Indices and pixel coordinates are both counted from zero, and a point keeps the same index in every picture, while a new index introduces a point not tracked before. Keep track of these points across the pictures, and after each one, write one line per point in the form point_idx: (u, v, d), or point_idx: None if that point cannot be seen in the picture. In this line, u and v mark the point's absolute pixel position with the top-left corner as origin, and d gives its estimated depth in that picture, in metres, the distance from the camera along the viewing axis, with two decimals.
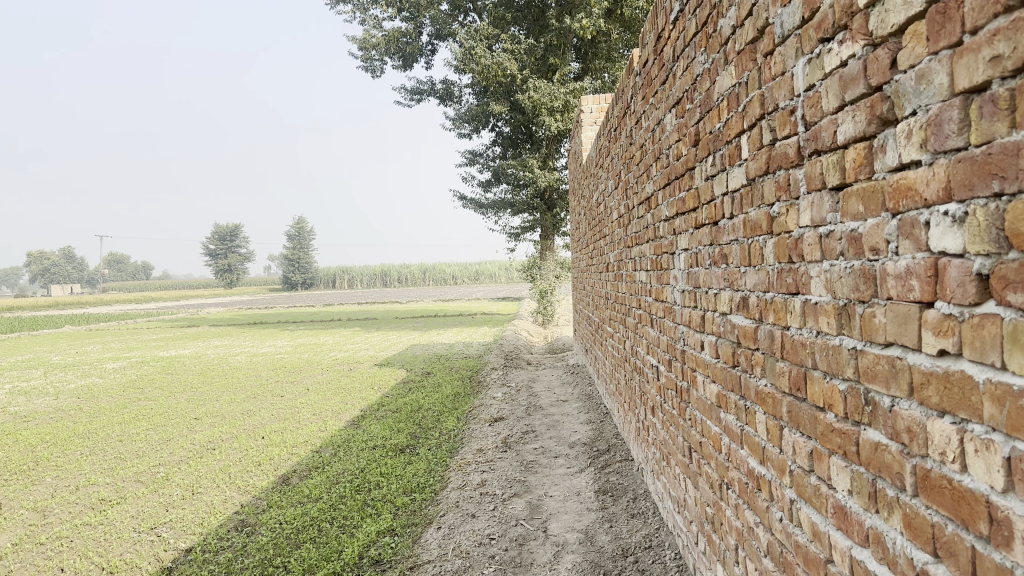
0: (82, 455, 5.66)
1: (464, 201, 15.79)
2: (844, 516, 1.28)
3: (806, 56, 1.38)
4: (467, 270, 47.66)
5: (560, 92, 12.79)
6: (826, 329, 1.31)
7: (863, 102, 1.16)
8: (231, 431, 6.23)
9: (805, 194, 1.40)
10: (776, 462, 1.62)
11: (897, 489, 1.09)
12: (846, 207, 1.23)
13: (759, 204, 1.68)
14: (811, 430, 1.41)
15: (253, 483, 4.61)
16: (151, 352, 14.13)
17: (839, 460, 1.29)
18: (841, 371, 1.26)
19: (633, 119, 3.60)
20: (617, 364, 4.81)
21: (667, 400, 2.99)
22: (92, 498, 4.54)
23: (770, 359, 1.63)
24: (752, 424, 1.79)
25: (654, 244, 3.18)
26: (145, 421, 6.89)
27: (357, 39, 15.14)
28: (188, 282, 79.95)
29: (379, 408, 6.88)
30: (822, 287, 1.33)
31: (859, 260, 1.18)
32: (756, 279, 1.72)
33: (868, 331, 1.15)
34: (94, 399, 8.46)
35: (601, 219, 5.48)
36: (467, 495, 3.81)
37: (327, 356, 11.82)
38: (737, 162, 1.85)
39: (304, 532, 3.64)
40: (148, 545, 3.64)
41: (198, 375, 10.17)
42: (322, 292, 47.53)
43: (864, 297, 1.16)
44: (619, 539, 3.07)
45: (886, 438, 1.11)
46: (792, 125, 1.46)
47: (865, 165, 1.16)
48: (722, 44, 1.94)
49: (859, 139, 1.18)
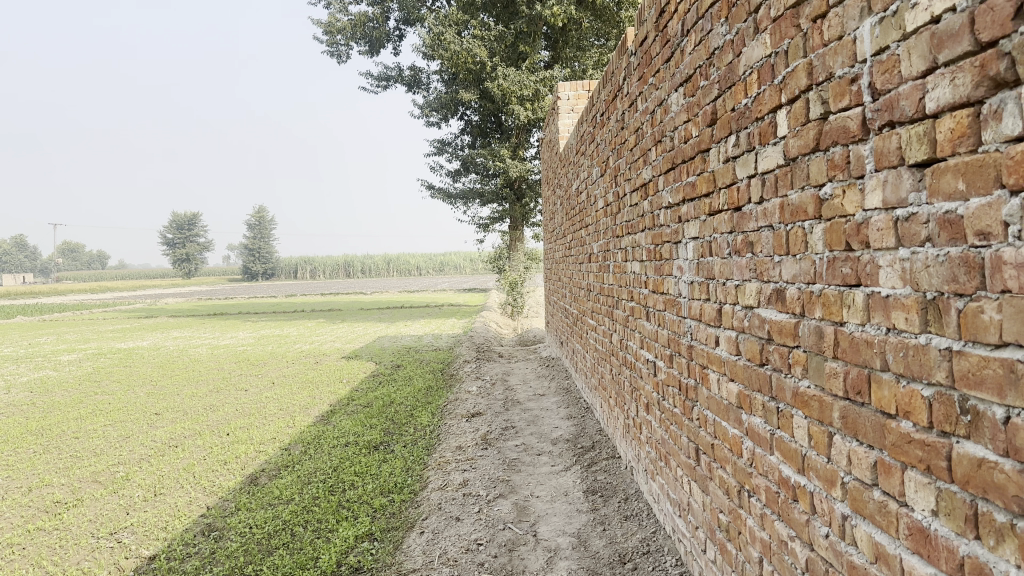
0: (34, 454, 5.36)
1: (433, 191, 15.55)
2: (924, 539, 1.12)
3: (877, 16, 1.21)
4: (431, 261, 47.34)
5: (529, 80, 12.60)
6: (904, 327, 1.15)
7: (966, 62, 0.99)
8: (194, 428, 5.96)
9: (872, 171, 1.24)
10: (822, 472, 1.47)
11: (1011, 515, 0.93)
12: (937, 185, 1.07)
13: (804, 186, 1.51)
14: (876, 440, 1.25)
15: (220, 483, 4.38)
16: (107, 343, 13.67)
17: (919, 476, 1.13)
18: (925, 374, 1.10)
19: (626, 102, 3.42)
20: (600, 357, 4.64)
21: (666, 398, 2.83)
22: (45, 500, 4.26)
23: (816, 358, 1.47)
24: (787, 429, 1.63)
25: (652, 233, 3.00)
26: (102, 417, 6.58)
27: (321, 23, 14.76)
28: (143, 273, 78.55)
29: (349, 403, 6.66)
30: (897, 279, 1.17)
31: (956, 247, 1.02)
32: (795, 270, 1.56)
33: (971, 329, 0.99)
34: (47, 393, 8.10)
35: (582, 209, 5.31)
36: (450, 496, 3.62)
37: (291, 349, 11.48)
38: (770, 141, 1.69)
39: (276, 537, 3.42)
40: (108, 552, 3.40)
41: (157, 368, 9.82)
42: (283, 282, 46.94)
43: (965, 290, 1.00)
44: (615, 544, 2.90)
45: (995, 454, 0.95)
46: (853, 95, 1.30)
47: (968, 136, 1.00)
48: (751, 11, 1.77)
49: (959, 106, 1.01)
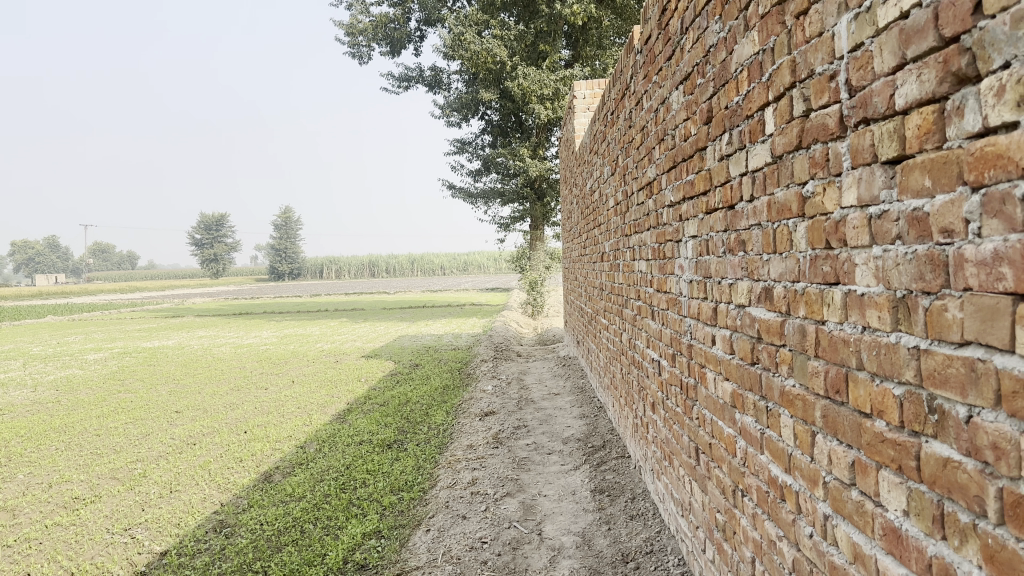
0: (56, 451, 5.46)
1: (453, 190, 15.60)
2: (896, 540, 1.11)
3: (852, 12, 1.21)
4: (455, 262, 47.49)
5: (549, 79, 12.58)
6: (876, 326, 1.14)
7: (932, 57, 0.98)
8: (212, 426, 6.03)
9: (849, 169, 1.23)
10: (806, 472, 1.46)
11: (973, 514, 0.92)
12: (906, 183, 1.06)
13: (788, 184, 1.50)
14: (852, 439, 1.24)
15: (234, 480, 4.43)
16: (132, 343, 13.87)
17: (891, 476, 1.12)
18: (896, 373, 1.09)
19: (633, 100, 3.41)
20: (611, 357, 4.63)
21: (669, 397, 2.82)
22: (64, 496, 4.34)
23: (800, 357, 1.46)
24: (775, 429, 1.62)
25: (656, 232, 2.99)
26: (123, 415, 6.68)
27: (343, 25, 14.86)
28: (170, 273, 79.58)
29: (366, 402, 6.70)
30: (871, 276, 1.16)
31: (923, 244, 1.01)
32: (782, 268, 1.55)
33: (937, 328, 0.98)
34: (72, 392, 8.24)
35: (595, 208, 5.29)
36: (458, 495, 3.63)
37: (313, 348, 11.57)
38: (759, 138, 1.68)
39: (286, 534, 3.46)
40: (122, 548, 3.45)
41: (180, 367, 9.96)
42: (309, 282, 47.35)
43: (931, 288, 1.00)
44: (619, 544, 2.89)
45: (958, 454, 0.95)
46: (832, 91, 1.29)
47: (934, 133, 0.99)
48: (741, 9, 1.76)
49: (925, 102, 1.00)
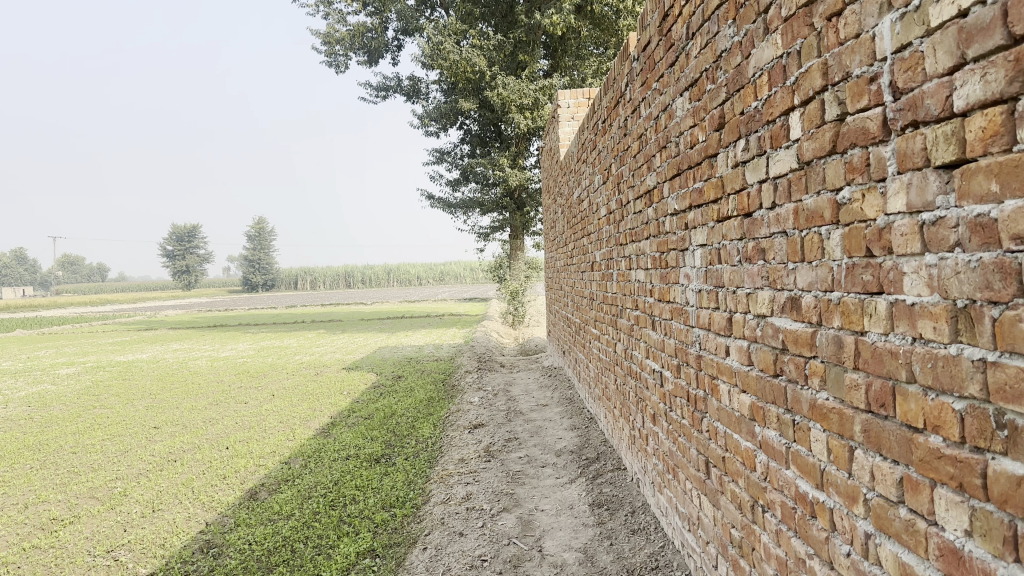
0: (31, 470, 5.29)
1: (432, 200, 15.52)
2: (957, 560, 1.06)
3: (897, 11, 1.16)
4: (432, 272, 47.37)
5: (529, 89, 12.57)
6: (931, 337, 1.10)
7: (999, 56, 0.94)
8: (193, 442, 5.89)
9: (895, 174, 1.19)
10: (843, 488, 1.40)
11: None
12: (967, 187, 1.01)
13: (820, 190, 1.46)
14: (901, 455, 1.19)
15: (219, 498, 4.31)
16: (106, 356, 13.59)
17: (950, 493, 1.07)
18: (956, 386, 1.04)
19: (629, 108, 3.37)
20: (603, 367, 4.58)
21: (673, 410, 2.76)
22: (41, 517, 4.19)
23: (835, 369, 1.41)
24: (804, 443, 1.57)
25: (657, 241, 2.95)
26: (100, 431, 6.50)
27: (320, 34, 14.74)
28: (140, 285, 78.60)
29: (350, 415, 6.59)
30: (923, 286, 1.11)
31: (990, 251, 0.96)
32: (811, 277, 1.51)
33: (1008, 339, 0.93)
34: (45, 408, 8.03)
35: (584, 217, 5.25)
36: (453, 511, 3.55)
37: (292, 361, 11.39)
38: (782, 143, 1.64)
39: (276, 553, 3.36)
40: (105, 571, 3.33)
41: (157, 381, 9.75)
42: (284, 293, 46.96)
43: (1000, 298, 0.95)
44: (623, 559, 2.82)
45: None
46: (872, 95, 1.25)
47: (1001, 135, 0.95)
48: (760, 12, 1.72)
49: (990, 103, 0.96)
